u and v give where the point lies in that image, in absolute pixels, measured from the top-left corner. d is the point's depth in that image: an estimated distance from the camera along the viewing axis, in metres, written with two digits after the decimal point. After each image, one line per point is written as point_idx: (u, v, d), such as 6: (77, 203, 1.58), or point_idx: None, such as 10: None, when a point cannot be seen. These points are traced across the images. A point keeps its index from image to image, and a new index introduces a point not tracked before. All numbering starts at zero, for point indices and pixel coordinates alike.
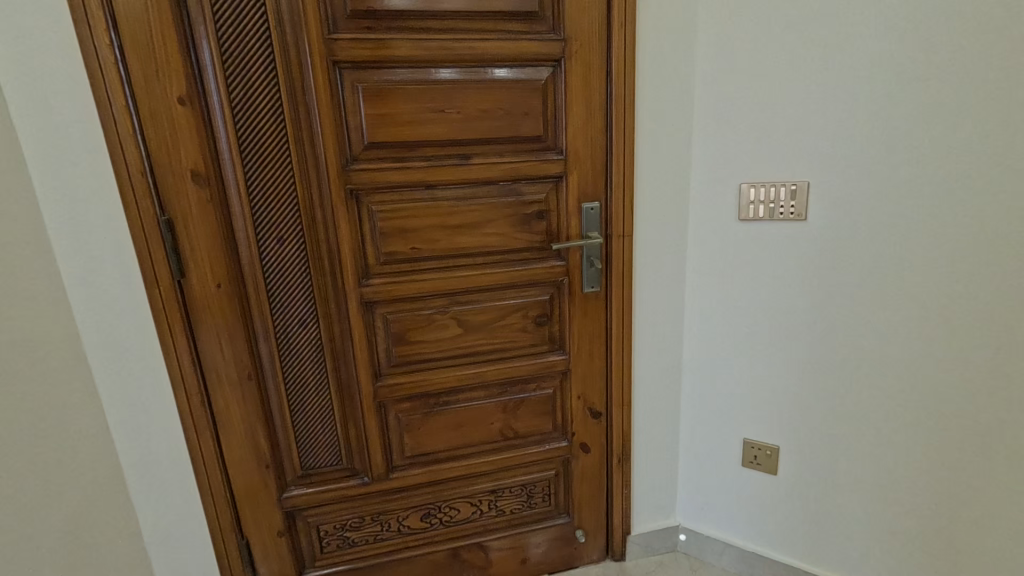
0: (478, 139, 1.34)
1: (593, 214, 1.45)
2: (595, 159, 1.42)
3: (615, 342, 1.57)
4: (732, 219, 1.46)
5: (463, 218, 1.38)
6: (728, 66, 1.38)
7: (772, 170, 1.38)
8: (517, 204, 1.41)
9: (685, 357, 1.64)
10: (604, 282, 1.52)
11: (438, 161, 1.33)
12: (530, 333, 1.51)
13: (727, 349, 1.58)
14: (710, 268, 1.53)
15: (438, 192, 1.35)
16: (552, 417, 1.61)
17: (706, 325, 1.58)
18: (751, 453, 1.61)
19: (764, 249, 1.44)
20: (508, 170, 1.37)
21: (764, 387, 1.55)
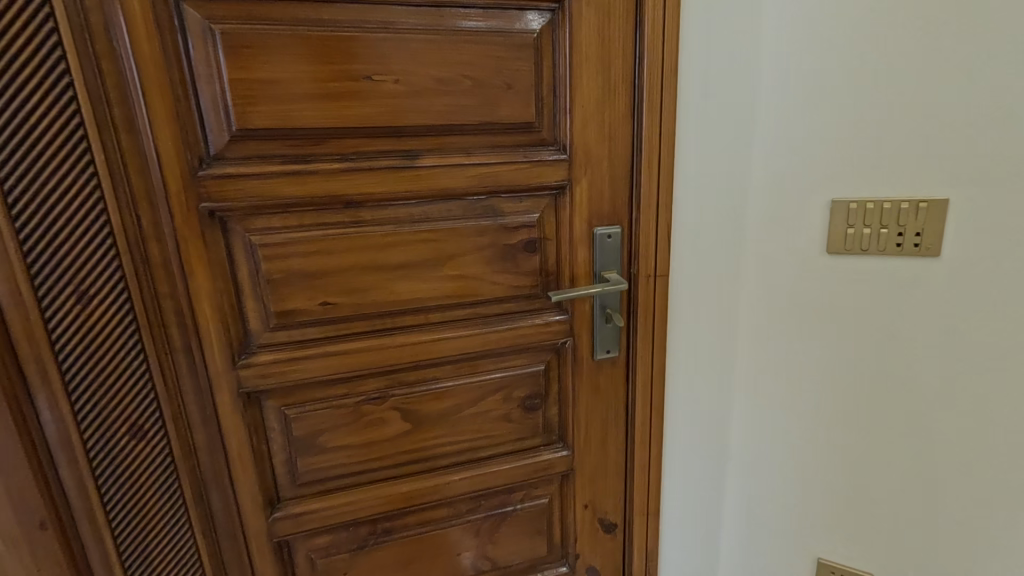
0: (429, 126, 0.82)
1: (611, 243, 0.95)
2: (615, 161, 0.92)
3: (639, 429, 1.07)
4: (814, 253, 0.99)
5: (408, 255, 0.86)
6: (825, 17, 0.88)
7: (885, 181, 0.92)
8: (494, 232, 0.89)
9: (733, 446, 1.15)
10: (625, 343, 1.02)
11: (364, 163, 0.80)
12: (515, 422, 1.01)
13: (795, 436, 1.11)
14: (779, 324, 1.05)
15: (364, 213, 0.83)
16: (547, 536, 1.10)
17: (768, 402, 1.10)
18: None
19: (861, 297, 0.99)
20: (480, 177, 0.86)
21: (851, 486, 1.10)
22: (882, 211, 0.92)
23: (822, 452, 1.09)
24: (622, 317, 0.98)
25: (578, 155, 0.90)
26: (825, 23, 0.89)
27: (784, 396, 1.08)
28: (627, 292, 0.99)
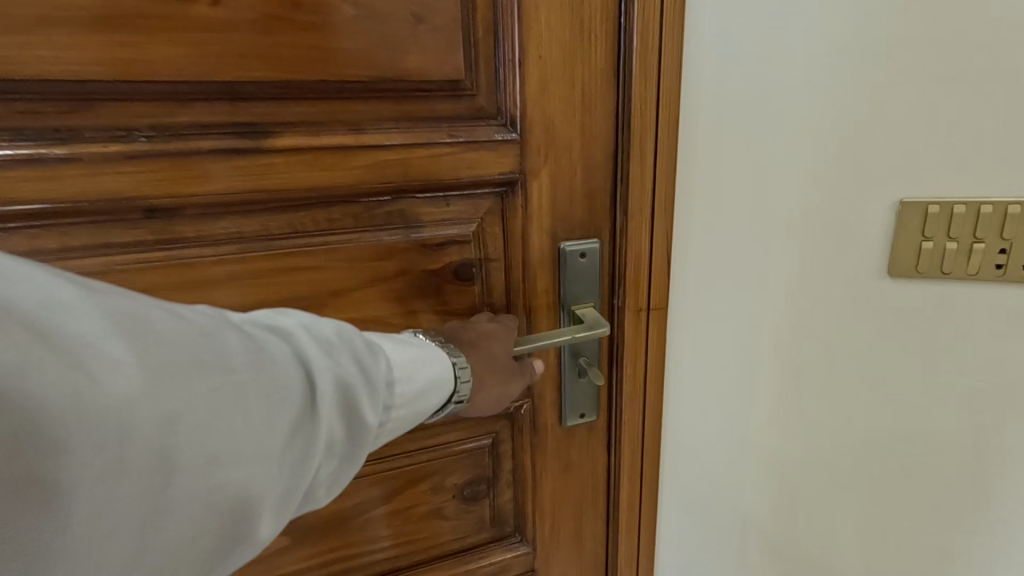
0: (285, 85, 0.50)
1: (586, 266, 0.64)
2: (591, 143, 0.61)
3: (626, 512, 0.78)
4: (868, 278, 0.68)
5: (266, 294, 0.54)
6: None
7: (982, 177, 0.63)
8: (404, 253, 0.58)
9: (755, 547, 0.83)
10: (605, 402, 0.72)
11: (169, 145, 0.47)
12: (450, 519, 0.72)
13: (842, 531, 0.79)
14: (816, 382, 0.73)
15: (183, 228, 0.50)
16: None
17: (806, 487, 0.78)
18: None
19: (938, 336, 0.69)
20: (379, 168, 0.54)
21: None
22: (979, 217, 0.63)
23: (864, 546, 0.80)
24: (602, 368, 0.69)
25: (536, 135, 0.59)
26: None
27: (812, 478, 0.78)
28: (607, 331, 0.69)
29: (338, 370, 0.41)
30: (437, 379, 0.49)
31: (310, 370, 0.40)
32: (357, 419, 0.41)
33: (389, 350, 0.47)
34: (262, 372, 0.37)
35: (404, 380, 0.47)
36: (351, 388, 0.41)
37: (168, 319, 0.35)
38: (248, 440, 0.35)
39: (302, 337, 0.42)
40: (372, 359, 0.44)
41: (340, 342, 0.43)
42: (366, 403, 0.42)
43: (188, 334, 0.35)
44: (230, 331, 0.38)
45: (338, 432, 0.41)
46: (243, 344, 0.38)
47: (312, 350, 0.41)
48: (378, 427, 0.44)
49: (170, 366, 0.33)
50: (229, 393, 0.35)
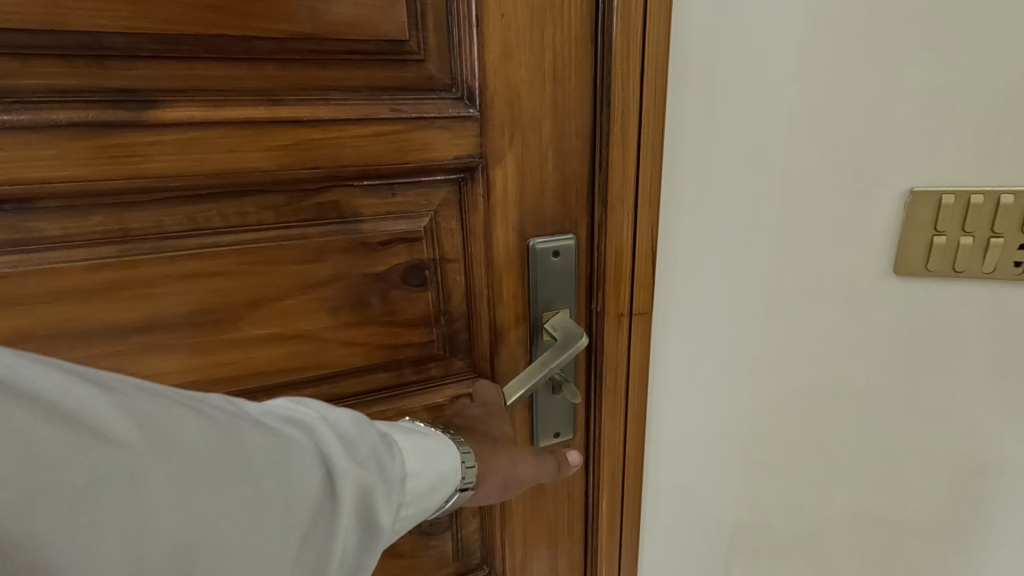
0: (173, 40, 0.39)
1: (560, 267, 0.55)
2: (564, 122, 0.51)
3: (606, 540, 0.70)
4: (872, 278, 0.61)
5: (164, 306, 0.43)
6: None
7: (1005, 163, 0.55)
8: (340, 254, 0.47)
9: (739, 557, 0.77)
10: (583, 419, 0.64)
11: (14, 116, 0.36)
12: (407, 555, 0.62)
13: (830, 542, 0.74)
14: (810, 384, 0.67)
15: (43, 224, 0.39)
16: None
17: (794, 498, 0.73)
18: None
19: (945, 341, 0.62)
20: (303, 151, 0.44)
21: None
22: (998, 210, 0.56)
23: (852, 560, 0.74)
24: (578, 383, 0.61)
25: (499, 111, 0.49)
26: None
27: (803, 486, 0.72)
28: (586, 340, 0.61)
29: (362, 477, 0.35)
30: (450, 468, 0.43)
31: (331, 471, 0.34)
32: (374, 526, 0.36)
33: (401, 440, 0.41)
34: (286, 476, 0.32)
35: (418, 476, 0.40)
36: (370, 492, 0.35)
37: (188, 416, 0.30)
38: (264, 560, 0.30)
39: (322, 430, 0.36)
40: (389, 457, 0.38)
41: (359, 434, 0.37)
42: (383, 507, 0.36)
43: (209, 436, 0.30)
44: (250, 424, 0.32)
45: (351, 540, 0.35)
46: (267, 443, 0.32)
47: (334, 448, 0.35)
48: (391, 529, 0.38)
49: (194, 478, 0.28)
50: (251, 505, 0.30)
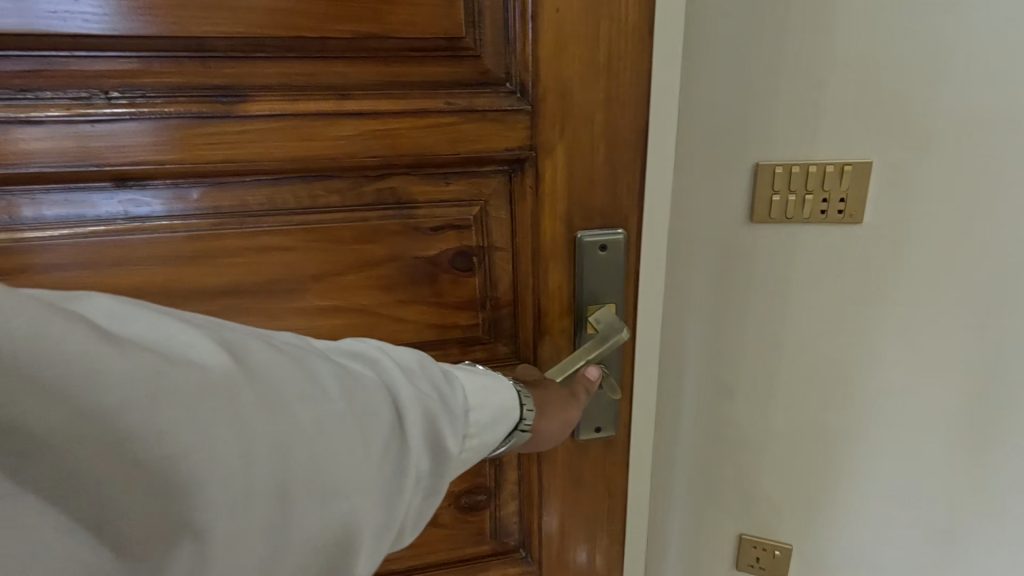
0: (260, 41, 0.44)
1: (606, 261, 0.55)
2: (617, 111, 0.51)
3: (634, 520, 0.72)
4: (737, 224, 0.74)
5: (245, 274, 0.50)
6: None
7: (821, 138, 0.68)
8: (395, 236, 0.51)
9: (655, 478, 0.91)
10: (625, 414, 0.64)
11: (139, 108, 0.44)
12: (448, 527, 0.66)
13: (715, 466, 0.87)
14: (708, 316, 0.79)
15: (156, 200, 0.47)
16: None
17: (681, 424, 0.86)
18: (751, 554, 0.91)
19: (785, 284, 0.75)
20: (367, 141, 0.48)
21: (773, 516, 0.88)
22: (826, 175, 0.69)
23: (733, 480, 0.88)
24: (620, 380, 0.60)
25: (549, 102, 0.50)
26: None
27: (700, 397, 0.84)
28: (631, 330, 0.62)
29: (425, 403, 0.38)
30: (512, 404, 0.46)
31: (399, 400, 0.37)
32: (441, 448, 0.39)
33: (463, 378, 0.44)
34: (360, 399, 0.34)
35: (480, 408, 0.43)
36: (434, 418, 0.38)
37: (265, 349, 0.32)
38: (355, 469, 0.33)
39: (385, 364, 0.38)
40: (449, 389, 0.41)
41: (421, 369, 0.40)
42: (448, 431, 0.39)
43: (286, 364, 0.32)
44: (320, 357, 0.35)
45: (423, 461, 0.38)
46: (335, 370, 0.34)
47: (397, 378, 0.38)
48: (456, 457, 0.41)
49: (274, 397, 0.30)
50: (333, 422, 0.32)
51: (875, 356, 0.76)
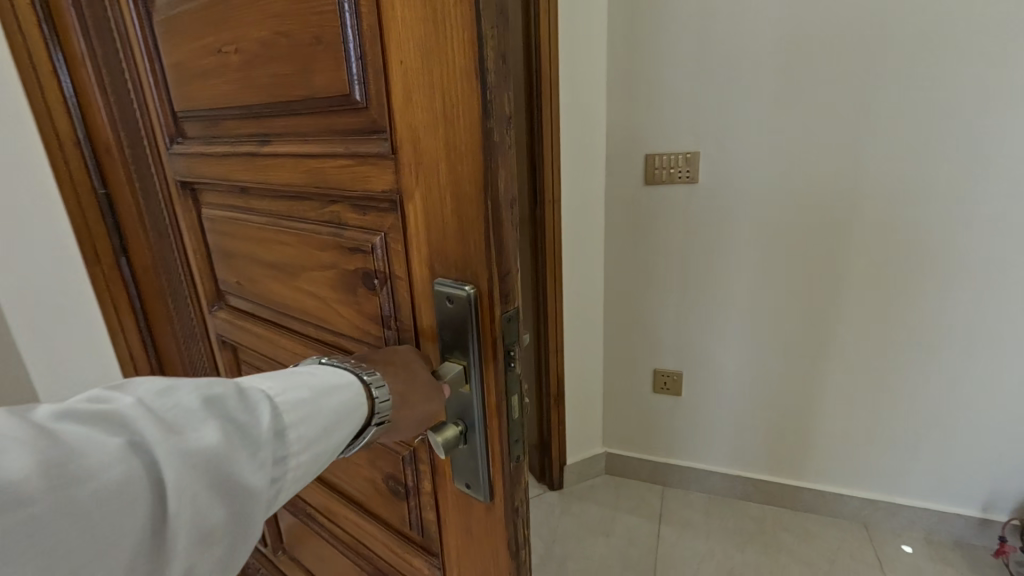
0: (271, 101, 0.57)
1: (456, 313, 0.46)
2: (456, 142, 0.42)
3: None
4: (632, 184, 1.35)
5: (276, 256, 0.66)
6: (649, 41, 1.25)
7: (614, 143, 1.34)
8: (332, 251, 0.58)
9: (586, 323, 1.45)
10: (502, 487, 0.49)
11: (236, 145, 0.65)
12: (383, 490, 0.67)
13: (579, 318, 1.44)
14: (619, 229, 1.40)
15: (249, 202, 0.68)
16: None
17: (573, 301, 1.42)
18: (659, 381, 1.47)
19: (632, 213, 1.37)
20: (310, 171, 0.56)
21: (666, 352, 1.45)
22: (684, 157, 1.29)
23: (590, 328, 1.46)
24: (480, 439, 0.48)
25: (403, 132, 0.46)
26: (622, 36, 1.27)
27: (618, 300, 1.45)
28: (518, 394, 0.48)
29: (198, 450, 0.31)
30: (352, 400, 0.40)
31: (150, 458, 0.30)
32: (242, 486, 0.33)
33: (271, 392, 0.36)
34: (94, 481, 0.27)
35: (299, 421, 0.36)
36: (218, 461, 0.32)
37: None
38: (110, 553, 0.27)
39: (141, 418, 0.31)
40: (246, 415, 0.34)
41: (191, 413, 0.32)
42: (247, 470, 0.33)
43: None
44: (38, 438, 0.27)
45: (218, 507, 0.32)
46: (58, 450, 0.27)
47: (151, 433, 0.30)
48: (271, 484, 0.35)
49: None
50: (59, 528, 0.26)
51: (766, 265, 1.30)
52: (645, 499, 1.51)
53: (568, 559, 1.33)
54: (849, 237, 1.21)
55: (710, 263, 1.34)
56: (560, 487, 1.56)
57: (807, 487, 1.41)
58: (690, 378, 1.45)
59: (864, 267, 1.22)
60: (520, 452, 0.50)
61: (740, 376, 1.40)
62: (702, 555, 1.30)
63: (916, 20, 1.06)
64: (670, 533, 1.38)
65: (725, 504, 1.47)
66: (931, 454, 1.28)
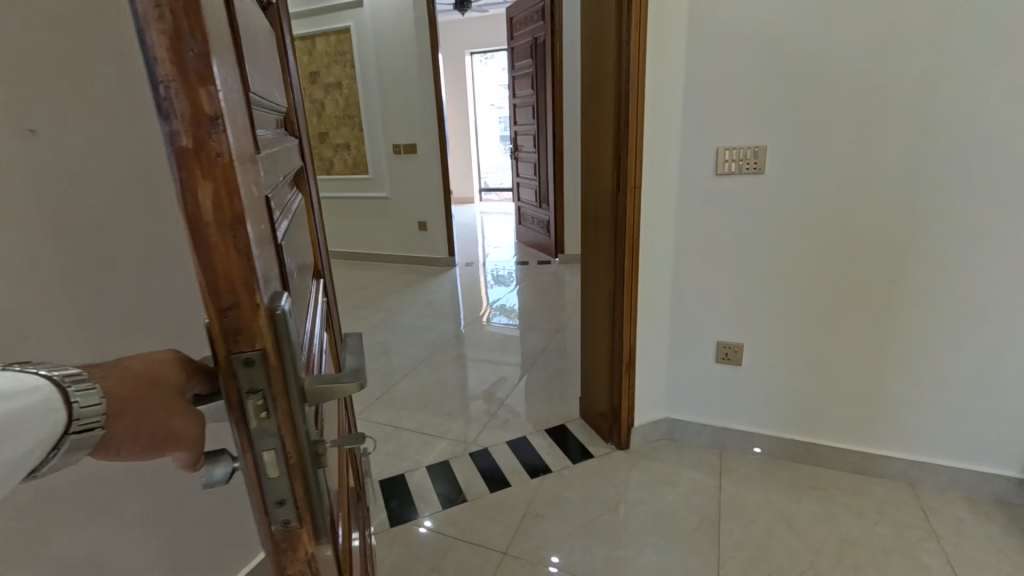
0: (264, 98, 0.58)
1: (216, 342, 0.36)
2: None
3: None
4: (706, 174, 1.51)
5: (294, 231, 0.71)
6: (720, 43, 1.40)
7: (686, 137, 1.50)
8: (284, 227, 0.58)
9: (659, 298, 1.63)
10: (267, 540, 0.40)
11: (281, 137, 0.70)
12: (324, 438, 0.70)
13: (656, 292, 1.62)
14: (692, 211, 1.55)
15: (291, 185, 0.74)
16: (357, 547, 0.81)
17: (649, 276, 1.59)
18: (723, 351, 1.64)
19: (704, 199, 1.53)
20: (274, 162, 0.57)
21: (732, 324, 1.61)
22: (759, 152, 1.44)
23: (665, 301, 1.64)
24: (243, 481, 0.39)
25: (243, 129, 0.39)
26: (696, 41, 1.42)
27: (689, 278, 1.61)
28: (275, 453, 0.37)
29: None
30: (35, 412, 0.32)
31: None
32: None
33: None
34: None
35: None
36: None
37: None
38: None
39: None
40: None
41: None
42: None
43: None
44: None
45: None
46: None
47: None
48: None
49: None
50: None
51: (827, 247, 1.46)
52: (705, 458, 1.68)
53: (640, 503, 1.52)
54: (906, 223, 1.37)
55: (775, 246, 1.50)
56: (627, 447, 1.75)
57: (858, 451, 1.56)
58: (753, 350, 1.61)
59: (919, 250, 1.37)
60: (289, 517, 0.39)
61: (802, 348, 1.56)
62: (761, 504, 1.47)
63: (972, 31, 1.22)
64: (731, 485, 1.56)
65: (780, 464, 1.63)
66: (971, 417, 1.44)
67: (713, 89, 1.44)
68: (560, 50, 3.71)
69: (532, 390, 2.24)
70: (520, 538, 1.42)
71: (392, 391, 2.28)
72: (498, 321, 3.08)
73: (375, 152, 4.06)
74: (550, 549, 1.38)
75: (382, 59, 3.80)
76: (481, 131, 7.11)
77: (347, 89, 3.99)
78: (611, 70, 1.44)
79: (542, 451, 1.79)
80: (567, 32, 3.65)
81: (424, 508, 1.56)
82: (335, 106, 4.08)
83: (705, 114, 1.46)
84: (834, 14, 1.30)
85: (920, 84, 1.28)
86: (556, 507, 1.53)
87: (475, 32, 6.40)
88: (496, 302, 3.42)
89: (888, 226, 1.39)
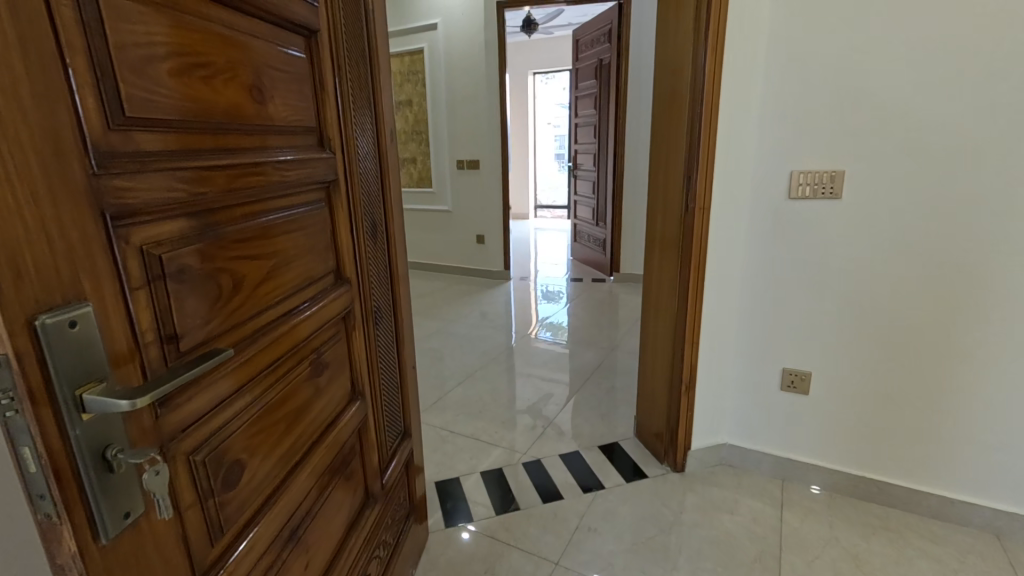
0: (240, 122, 0.63)
1: None
2: None
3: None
4: (778, 197, 1.50)
5: (298, 241, 0.76)
6: (795, 68, 1.40)
7: (756, 162, 1.50)
8: (235, 239, 0.62)
9: (719, 320, 1.61)
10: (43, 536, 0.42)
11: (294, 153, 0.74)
12: (276, 434, 0.72)
13: (717, 314, 1.61)
14: (761, 234, 1.54)
15: (309, 198, 0.78)
16: (312, 543, 0.83)
17: (711, 296, 1.58)
18: (786, 378, 1.61)
19: (775, 223, 1.52)
20: (235, 178, 0.61)
21: (797, 350, 1.57)
22: (834, 177, 1.42)
23: (728, 323, 1.63)
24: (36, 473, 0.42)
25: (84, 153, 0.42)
26: (769, 68, 1.43)
27: (753, 301, 1.59)
28: (31, 449, 0.38)
29: None
30: None
31: None
32: None
33: None
34: None
35: None
36: None
37: None
38: None
39: None
40: None
41: None
42: None
43: None
44: None
45: None
46: None
47: None
48: None
49: None
50: None
51: (905, 277, 1.40)
52: (765, 487, 1.64)
53: (696, 527, 1.49)
54: (996, 256, 1.31)
55: (849, 272, 1.46)
56: (683, 469, 1.73)
57: (934, 493, 1.48)
58: (822, 379, 1.56)
59: (1012, 284, 1.30)
60: (51, 512, 0.40)
61: (874, 380, 1.50)
62: (825, 540, 1.42)
63: None
64: (793, 517, 1.51)
65: (845, 500, 1.57)
66: None
67: (784, 114, 1.44)
68: (624, 71, 3.75)
69: (585, 405, 2.25)
70: (573, 549, 1.44)
71: (445, 398, 2.34)
72: (543, 337, 3.10)
73: (440, 167, 4.22)
74: (604, 563, 1.38)
75: (451, 78, 3.97)
76: (538, 149, 7.24)
77: (417, 106, 4.19)
78: (683, 93, 1.46)
79: (594, 466, 1.80)
80: (633, 54, 3.69)
81: (479, 511, 1.60)
82: (405, 121, 4.29)
83: (777, 138, 1.46)
84: (919, 41, 1.27)
85: (1017, 114, 1.23)
86: (608, 523, 1.53)
87: (539, 54, 6.56)
88: (546, 317, 3.44)
89: (973, 257, 1.33)
